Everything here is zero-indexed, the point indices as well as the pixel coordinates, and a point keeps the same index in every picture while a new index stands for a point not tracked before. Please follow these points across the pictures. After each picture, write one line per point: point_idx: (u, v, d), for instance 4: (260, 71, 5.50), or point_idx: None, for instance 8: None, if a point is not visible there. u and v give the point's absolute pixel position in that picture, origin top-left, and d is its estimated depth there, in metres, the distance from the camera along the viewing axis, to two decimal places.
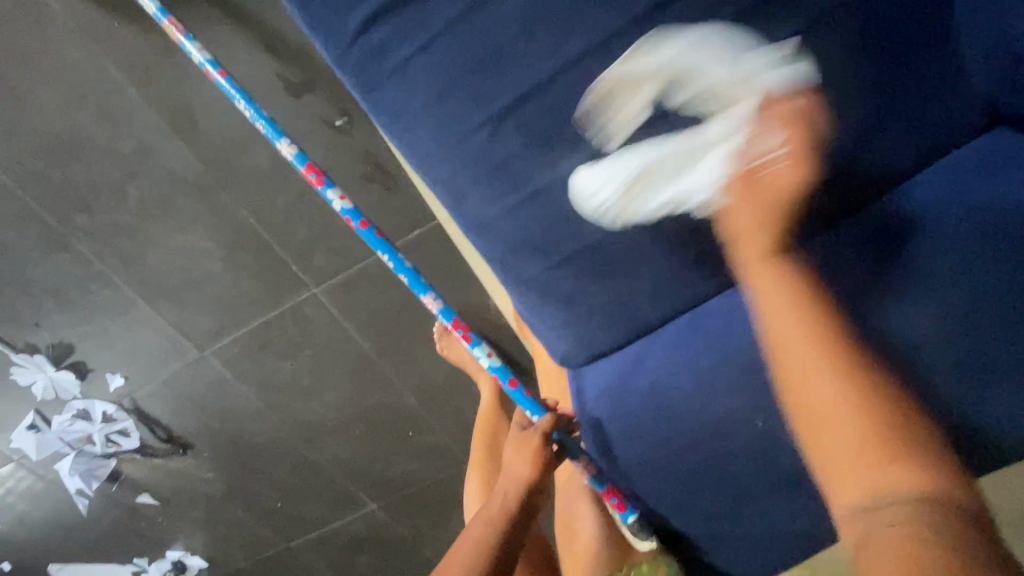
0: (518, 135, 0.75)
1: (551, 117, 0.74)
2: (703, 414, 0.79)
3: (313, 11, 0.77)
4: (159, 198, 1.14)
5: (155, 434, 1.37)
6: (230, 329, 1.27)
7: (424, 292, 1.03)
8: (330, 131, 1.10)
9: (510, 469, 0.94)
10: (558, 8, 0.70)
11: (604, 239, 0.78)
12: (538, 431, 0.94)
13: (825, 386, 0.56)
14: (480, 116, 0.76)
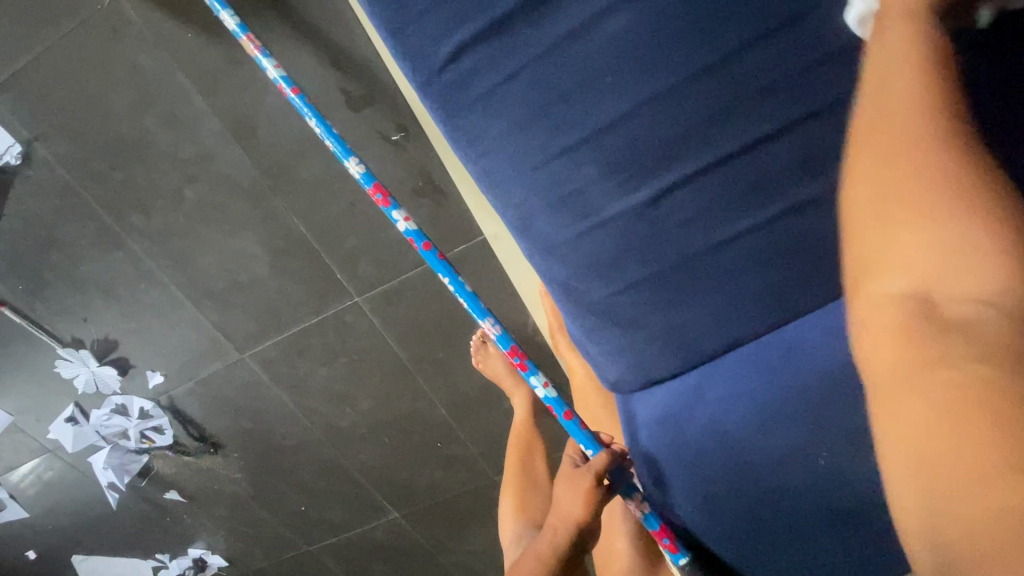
0: (596, 165, 0.64)
1: (631, 154, 0.63)
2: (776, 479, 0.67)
3: (403, 34, 0.63)
4: (213, 205, 1.09)
5: (189, 431, 1.38)
6: (269, 334, 1.24)
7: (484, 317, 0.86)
8: (385, 145, 1.02)
9: (558, 506, 0.80)
10: (657, 29, 0.59)
11: (672, 275, 0.67)
12: (592, 473, 0.78)
13: (962, 407, 0.34)
14: (561, 144, 0.64)
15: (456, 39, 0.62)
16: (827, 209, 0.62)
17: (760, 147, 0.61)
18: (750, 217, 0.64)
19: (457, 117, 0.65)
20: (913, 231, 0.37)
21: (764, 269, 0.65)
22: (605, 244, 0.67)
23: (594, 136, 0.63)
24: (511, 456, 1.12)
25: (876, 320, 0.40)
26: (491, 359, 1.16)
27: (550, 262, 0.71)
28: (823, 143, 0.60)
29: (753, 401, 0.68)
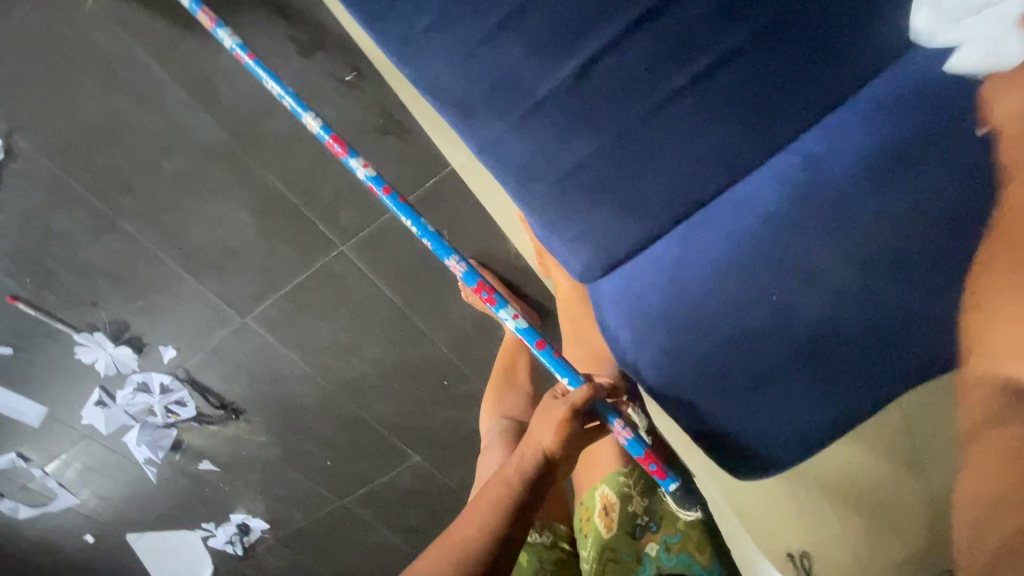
0: (520, 42, 0.66)
1: (552, 27, 0.66)
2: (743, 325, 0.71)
3: None
4: (191, 173, 1.12)
5: (209, 401, 1.46)
6: (267, 295, 1.29)
7: (447, 255, 0.96)
8: (341, 88, 1.05)
9: (532, 436, 0.84)
10: None
11: (609, 143, 0.72)
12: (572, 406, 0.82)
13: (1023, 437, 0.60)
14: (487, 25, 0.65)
15: None
16: (749, 60, 0.69)
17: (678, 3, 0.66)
18: (681, 74, 0.69)
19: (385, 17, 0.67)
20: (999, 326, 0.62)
21: (699, 125, 0.71)
22: (545, 124, 0.71)
23: (516, 15, 0.65)
24: (499, 362, 1.22)
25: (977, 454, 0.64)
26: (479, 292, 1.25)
27: (498, 153, 0.74)
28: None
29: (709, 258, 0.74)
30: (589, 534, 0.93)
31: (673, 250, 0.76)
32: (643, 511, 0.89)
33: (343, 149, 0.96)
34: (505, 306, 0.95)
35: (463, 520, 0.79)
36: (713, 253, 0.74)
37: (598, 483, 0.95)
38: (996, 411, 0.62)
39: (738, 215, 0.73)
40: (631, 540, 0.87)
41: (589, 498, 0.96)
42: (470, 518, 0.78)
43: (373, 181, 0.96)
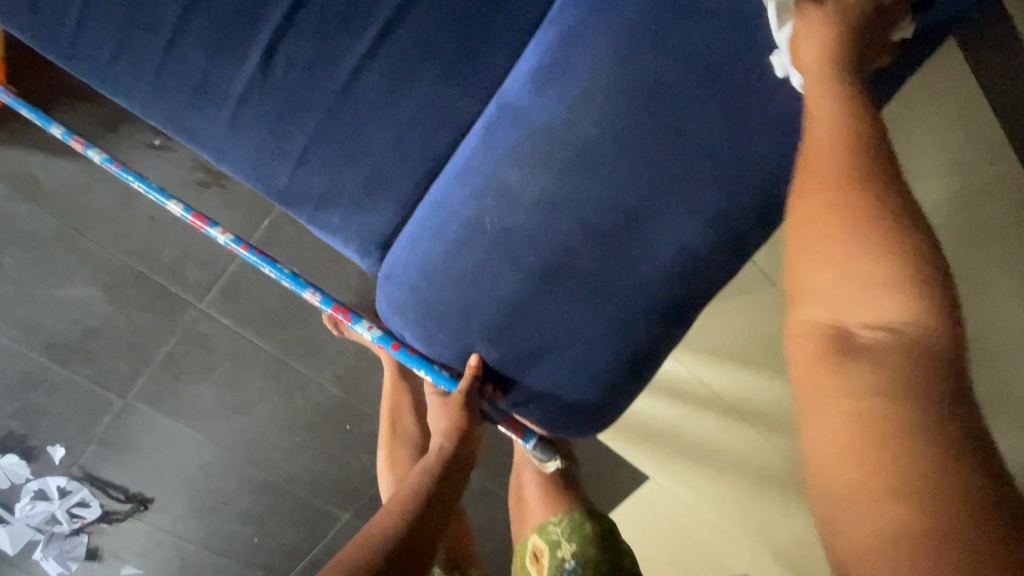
0: (198, 47, 0.69)
1: (222, 25, 0.68)
2: (486, 274, 0.72)
3: None
4: (33, 261, 1.15)
5: (113, 495, 1.41)
6: (141, 368, 1.29)
7: (302, 289, 0.95)
8: (151, 151, 1.09)
9: (436, 430, 0.82)
10: None
11: (322, 121, 0.73)
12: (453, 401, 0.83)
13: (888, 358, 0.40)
14: (162, 39, 0.69)
15: None
16: (420, 15, 0.70)
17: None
18: (360, 43, 0.70)
19: (68, 55, 0.69)
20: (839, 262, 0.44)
21: (398, 89, 0.72)
22: (253, 118, 0.73)
23: (182, 20, 0.68)
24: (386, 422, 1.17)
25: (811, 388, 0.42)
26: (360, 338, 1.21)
27: (228, 158, 0.75)
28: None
29: (450, 212, 0.73)
30: None
31: (418, 212, 0.75)
32: (571, 554, 0.91)
33: (205, 223, 1.02)
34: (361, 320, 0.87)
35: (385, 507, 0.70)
36: (452, 206, 0.72)
37: (531, 532, 0.98)
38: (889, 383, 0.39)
39: (463, 161, 0.73)
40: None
41: (523, 545, 0.99)
42: (392, 502, 0.71)
43: (232, 243, 0.98)
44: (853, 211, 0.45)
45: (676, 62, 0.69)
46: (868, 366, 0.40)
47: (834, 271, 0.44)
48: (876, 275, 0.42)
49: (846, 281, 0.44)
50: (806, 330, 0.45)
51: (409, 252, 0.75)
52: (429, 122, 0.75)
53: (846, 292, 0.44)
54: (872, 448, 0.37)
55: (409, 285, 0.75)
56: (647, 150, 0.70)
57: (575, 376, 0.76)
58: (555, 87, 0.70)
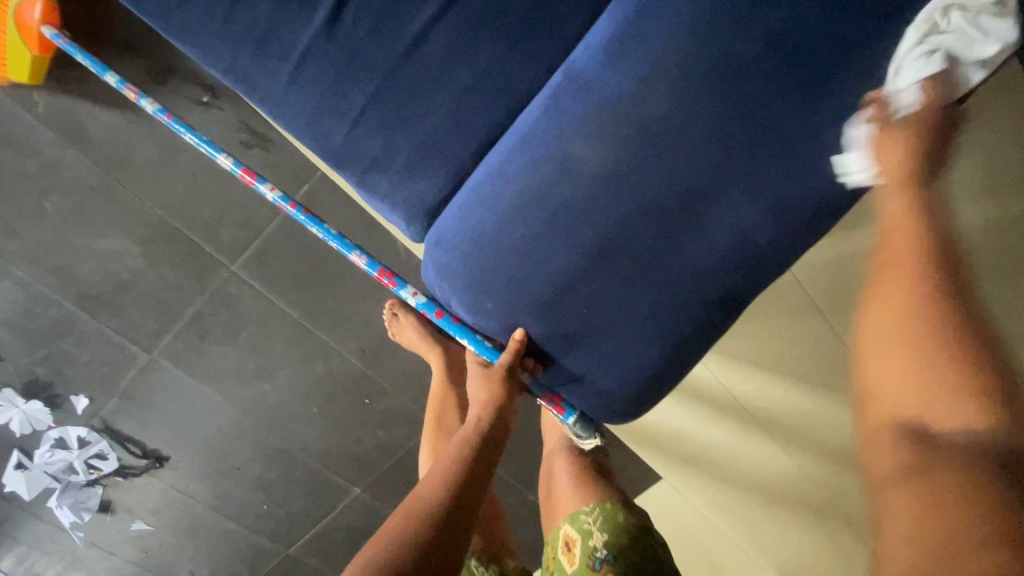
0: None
1: None
2: (537, 244, 0.72)
3: None
4: (74, 209, 1.16)
5: (131, 450, 1.43)
6: (169, 325, 1.29)
7: (351, 250, 0.91)
8: (199, 108, 1.09)
9: (476, 402, 0.83)
10: None
11: (383, 81, 0.72)
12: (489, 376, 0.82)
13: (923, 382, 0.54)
14: None
15: None
16: None
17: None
18: (428, 3, 0.70)
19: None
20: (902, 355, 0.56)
21: (463, 54, 0.72)
22: (314, 73, 0.72)
23: None
24: (428, 411, 1.18)
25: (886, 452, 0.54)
26: (405, 329, 1.22)
27: (286, 113, 0.75)
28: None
29: (506, 180, 0.72)
30: (555, 569, 0.97)
31: (474, 178, 0.74)
32: (603, 543, 0.89)
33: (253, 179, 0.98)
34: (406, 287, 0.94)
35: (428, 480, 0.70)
36: (510, 175, 0.72)
37: (562, 521, 0.98)
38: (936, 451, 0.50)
39: (524, 129, 0.72)
40: (591, 575, 0.89)
41: (554, 535, 0.99)
42: (437, 471, 0.71)
43: (280, 199, 0.95)
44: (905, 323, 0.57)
45: (753, 42, 0.66)
46: (937, 447, 0.50)
47: (942, 392, 0.52)
48: (944, 381, 0.52)
49: (949, 392, 0.52)
50: (884, 396, 0.57)
51: (461, 219, 0.74)
52: (490, 91, 0.74)
53: (922, 385, 0.53)
54: (937, 518, 0.46)
55: (460, 252, 0.75)
56: (713, 133, 0.68)
57: (620, 358, 0.76)
58: (624, 61, 0.68)
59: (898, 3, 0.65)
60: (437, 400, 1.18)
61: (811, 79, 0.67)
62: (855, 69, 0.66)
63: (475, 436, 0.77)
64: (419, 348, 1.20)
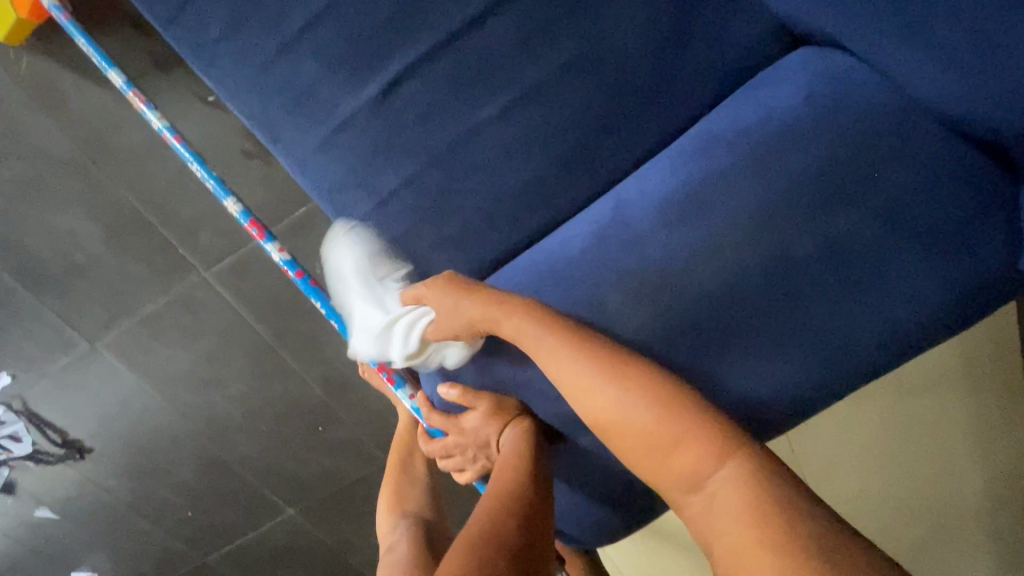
0: (316, 58, 0.65)
1: (346, 44, 0.64)
2: (554, 383, 0.66)
3: None
4: (35, 180, 1.04)
5: (48, 437, 1.30)
6: (120, 318, 1.18)
7: (354, 336, 0.84)
8: (201, 107, 0.97)
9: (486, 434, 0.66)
10: None
11: (422, 167, 0.68)
12: (481, 435, 0.67)
13: (705, 443, 0.50)
14: (276, 42, 0.64)
15: None
16: (559, 93, 0.66)
17: (479, 29, 0.65)
18: (488, 105, 0.66)
19: (168, 22, 0.65)
20: (600, 389, 0.55)
21: (511, 160, 0.67)
22: (349, 142, 0.67)
23: (307, 27, 0.64)
24: (388, 461, 0.99)
25: (723, 545, 0.45)
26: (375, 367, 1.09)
27: (309, 173, 0.69)
28: (535, 23, 0.65)
29: (537, 305, 0.65)
30: None
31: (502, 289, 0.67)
32: None
33: (260, 232, 0.88)
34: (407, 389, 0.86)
35: (485, 496, 0.58)
36: (540, 308, 0.65)
37: None
38: (750, 502, 0.45)
39: (560, 264, 0.65)
40: None
41: None
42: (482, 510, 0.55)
43: (285, 264, 0.84)
44: (575, 350, 0.57)
45: (809, 242, 0.60)
46: (725, 501, 0.47)
47: (645, 425, 0.52)
48: (659, 427, 0.52)
49: (662, 436, 0.51)
50: (631, 436, 0.53)
51: (480, 333, 0.67)
52: (537, 197, 0.68)
53: (635, 441, 0.53)
54: (753, 538, 0.43)
55: (470, 375, 0.68)
56: (773, 323, 0.62)
57: (626, 491, 0.71)
58: (685, 228, 0.62)
59: (968, 196, 0.60)
60: (400, 446, 1.01)
61: (852, 290, 0.61)
62: (900, 301, 0.61)
63: (506, 466, 0.61)
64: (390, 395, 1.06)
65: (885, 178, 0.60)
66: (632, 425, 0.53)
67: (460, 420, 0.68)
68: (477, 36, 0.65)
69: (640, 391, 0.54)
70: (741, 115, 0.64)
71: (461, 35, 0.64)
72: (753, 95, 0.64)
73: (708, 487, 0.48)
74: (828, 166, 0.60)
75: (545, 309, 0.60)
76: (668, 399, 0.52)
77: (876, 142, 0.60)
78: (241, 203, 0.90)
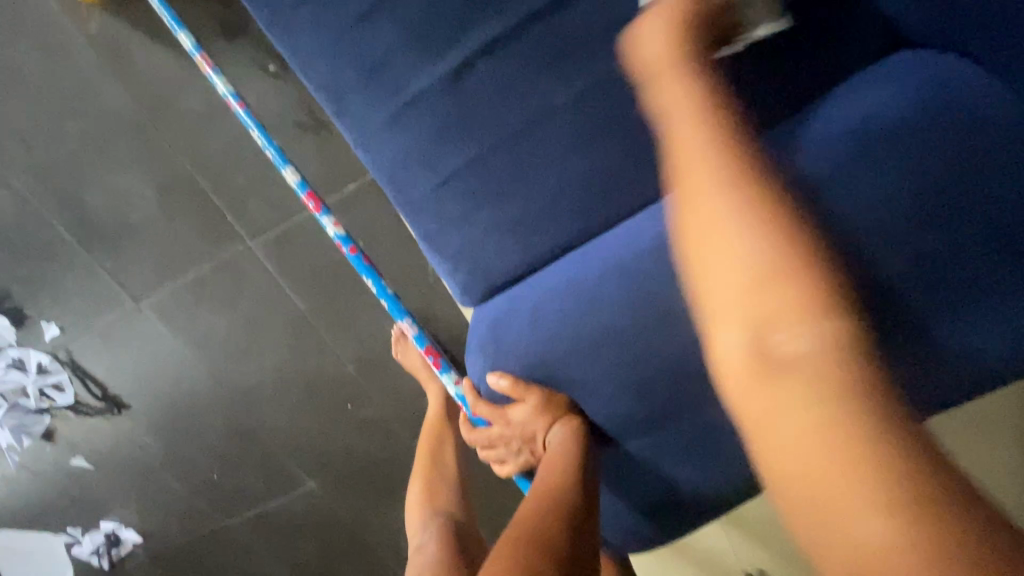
0: (391, 30, 0.63)
1: (423, 18, 0.63)
2: (607, 383, 0.64)
3: None
4: (97, 138, 1.06)
5: (89, 389, 1.34)
6: (166, 280, 1.21)
7: (402, 317, 0.82)
8: (262, 75, 0.97)
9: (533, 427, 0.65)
10: None
11: (487, 150, 0.66)
12: (527, 429, 0.66)
13: (795, 348, 0.36)
14: (352, 13, 0.63)
15: None
16: (636, 83, 0.63)
17: (561, 11, 0.62)
18: (563, 90, 0.64)
19: None
20: (726, 227, 0.40)
21: (580, 149, 0.65)
22: (415, 120, 0.66)
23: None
24: (420, 449, 0.98)
25: (812, 470, 0.33)
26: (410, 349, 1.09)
27: (372, 149, 0.68)
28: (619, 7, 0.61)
29: (596, 301, 0.63)
30: None
31: (559, 282, 0.65)
32: None
33: (316, 204, 0.89)
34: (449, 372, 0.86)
35: (534, 494, 0.57)
36: (598, 304, 0.63)
37: None
38: (851, 440, 0.32)
39: (625, 258, 0.62)
40: None
41: None
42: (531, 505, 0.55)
43: (338, 239, 0.83)
44: (724, 164, 0.43)
45: (899, 261, 0.58)
46: (815, 426, 0.34)
47: (787, 283, 0.37)
48: (788, 323, 0.36)
49: (776, 300, 0.37)
50: (725, 304, 0.39)
51: (535, 324, 0.65)
52: (605, 190, 0.66)
53: (746, 295, 0.38)
54: (867, 492, 0.31)
55: (520, 366, 0.66)
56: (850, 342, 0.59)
57: (670, 502, 0.68)
58: None
59: None
60: (432, 436, 0.99)
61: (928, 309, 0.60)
62: (992, 320, 0.60)
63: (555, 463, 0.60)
64: (425, 380, 1.06)
65: (1000, 202, 0.56)
66: (792, 298, 0.37)
67: (507, 412, 0.67)
68: (555, 18, 0.62)
69: (801, 287, 0.37)
70: (835, 115, 0.62)
71: (538, 15, 0.62)
72: (858, 94, 0.62)
73: (800, 406, 0.35)
74: (941, 181, 0.57)
75: (741, 172, 0.42)
76: (775, 266, 0.38)
77: (996, 157, 0.56)
78: (299, 174, 0.90)
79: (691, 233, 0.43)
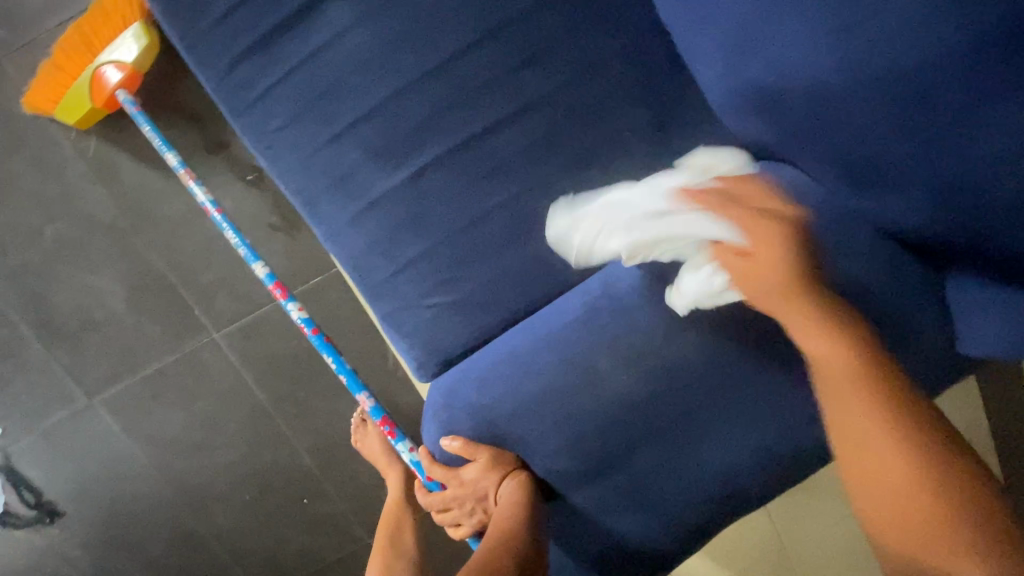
0: (357, 147, 0.77)
1: (384, 138, 0.77)
2: (548, 441, 0.71)
3: (193, 39, 0.75)
4: (75, 241, 1.14)
5: (22, 498, 1.27)
6: (124, 375, 1.22)
7: (358, 390, 0.86)
8: (240, 184, 1.10)
9: (484, 485, 0.71)
10: (391, 49, 0.75)
11: (439, 242, 0.78)
12: (479, 487, 0.71)
13: (867, 408, 0.56)
14: (325, 134, 0.77)
15: (234, 52, 0.75)
16: (559, 187, 0.77)
17: (494, 132, 0.77)
18: (499, 193, 0.78)
19: (237, 115, 0.78)
20: (871, 430, 0.55)
21: (515, 240, 0.78)
22: (376, 218, 0.78)
23: (351, 124, 0.77)
24: (377, 530, 0.99)
25: (878, 495, 0.54)
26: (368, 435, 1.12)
27: (339, 243, 0.80)
28: (541, 130, 0.77)
29: (532, 368, 0.72)
30: None
31: (501, 352, 0.75)
32: None
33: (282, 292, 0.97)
34: (404, 442, 0.90)
35: (485, 542, 0.64)
36: (535, 370, 0.72)
37: None
38: (917, 477, 0.52)
39: (556, 330, 0.73)
40: None
41: None
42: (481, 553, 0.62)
43: (302, 321, 0.91)
44: (851, 385, 0.57)
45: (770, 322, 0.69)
46: (889, 458, 0.54)
47: (860, 387, 0.57)
48: (858, 419, 0.56)
49: (836, 359, 0.59)
50: (828, 372, 0.59)
51: (481, 390, 0.73)
52: (538, 273, 0.78)
53: (833, 388, 0.58)
54: (921, 496, 0.51)
55: (469, 428, 0.73)
56: (737, 398, 0.70)
57: (614, 556, 0.73)
58: (663, 299, 0.70)
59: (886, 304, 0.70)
60: (391, 515, 1.01)
61: (798, 365, 0.70)
62: None
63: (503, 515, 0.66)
64: (382, 462, 1.09)
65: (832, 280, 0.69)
66: (880, 445, 0.54)
67: (460, 472, 0.72)
68: (491, 139, 0.77)
69: (847, 353, 0.59)
70: None
71: (479, 136, 0.77)
72: None
73: (885, 463, 0.54)
74: None
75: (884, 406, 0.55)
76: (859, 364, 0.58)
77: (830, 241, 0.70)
78: (267, 266, 0.99)
79: (832, 415, 0.58)
